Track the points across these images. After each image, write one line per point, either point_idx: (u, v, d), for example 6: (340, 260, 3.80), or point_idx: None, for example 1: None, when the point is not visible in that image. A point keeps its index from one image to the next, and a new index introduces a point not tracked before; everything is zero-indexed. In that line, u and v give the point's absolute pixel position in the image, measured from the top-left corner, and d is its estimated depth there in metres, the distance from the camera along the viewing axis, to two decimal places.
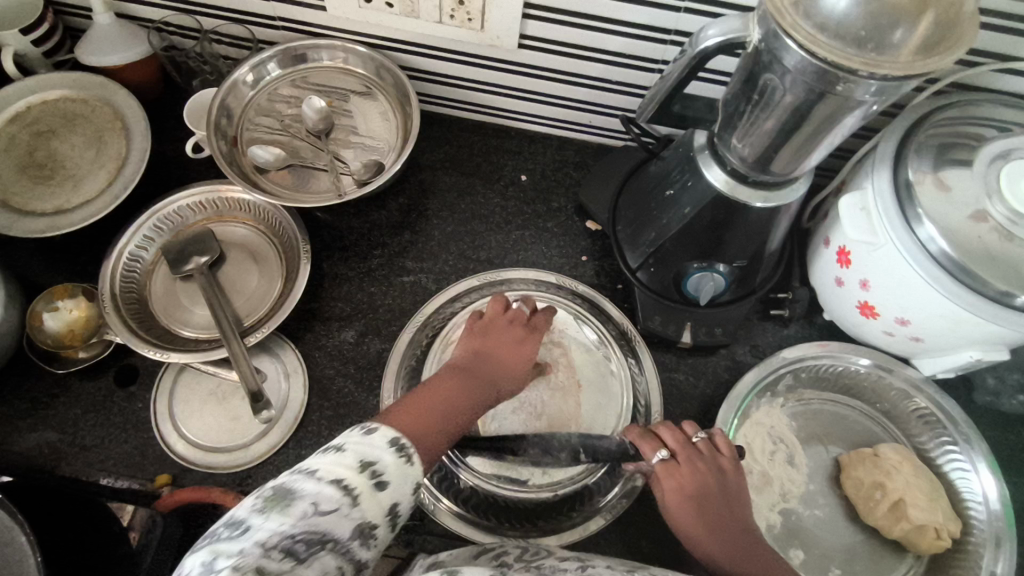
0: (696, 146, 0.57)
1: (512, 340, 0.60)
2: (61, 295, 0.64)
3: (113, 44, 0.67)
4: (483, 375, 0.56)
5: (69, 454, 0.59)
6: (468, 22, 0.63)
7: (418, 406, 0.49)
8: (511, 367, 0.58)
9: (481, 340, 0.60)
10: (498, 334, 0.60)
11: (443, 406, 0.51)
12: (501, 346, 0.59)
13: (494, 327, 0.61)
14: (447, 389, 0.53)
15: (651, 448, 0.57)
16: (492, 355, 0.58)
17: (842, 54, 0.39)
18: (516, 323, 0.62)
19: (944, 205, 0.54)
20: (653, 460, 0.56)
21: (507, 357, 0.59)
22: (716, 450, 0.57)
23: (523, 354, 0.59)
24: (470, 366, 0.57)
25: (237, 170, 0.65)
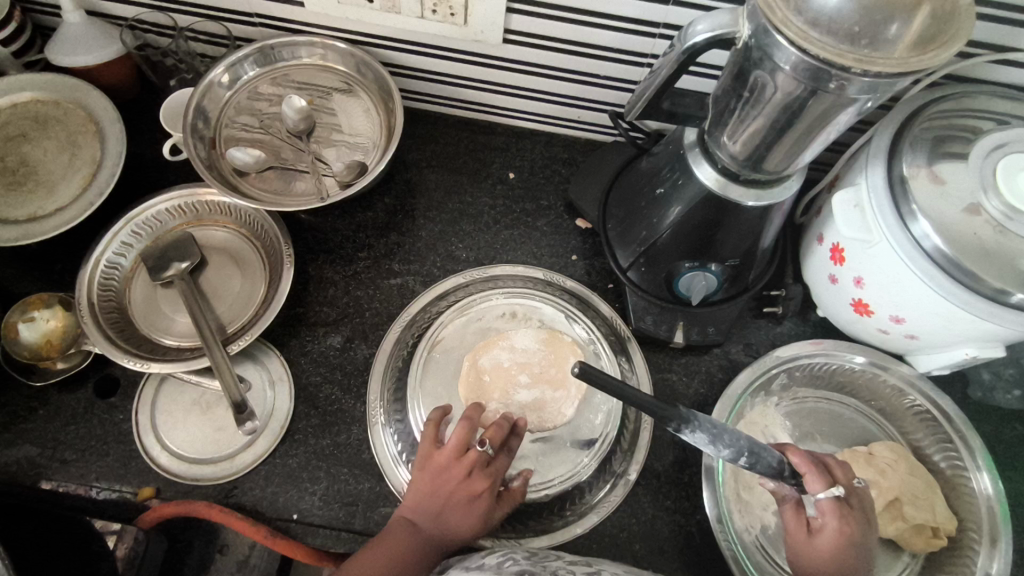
0: (686, 143, 0.55)
1: (463, 495, 0.53)
2: (37, 305, 0.62)
3: (84, 44, 0.65)
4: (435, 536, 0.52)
5: (49, 469, 0.58)
6: (450, 16, 0.61)
7: (368, 565, 0.50)
8: (458, 521, 0.52)
9: (434, 478, 0.53)
10: (446, 485, 0.53)
11: (393, 570, 0.50)
12: (451, 500, 0.53)
13: (443, 473, 0.54)
14: (395, 550, 0.51)
15: (819, 483, 0.51)
16: (448, 510, 0.52)
17: (835, 50, 0.37)
18: (466, 466, 0.53)
19: (938, 201, 0.53)
20: (820, 494, 0.51)
21: (464, 514, 0.52)
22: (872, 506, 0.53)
23: (472, 507, 0.53)
24: (430, 521, 0.52)
25: (216, 174, 0.63)
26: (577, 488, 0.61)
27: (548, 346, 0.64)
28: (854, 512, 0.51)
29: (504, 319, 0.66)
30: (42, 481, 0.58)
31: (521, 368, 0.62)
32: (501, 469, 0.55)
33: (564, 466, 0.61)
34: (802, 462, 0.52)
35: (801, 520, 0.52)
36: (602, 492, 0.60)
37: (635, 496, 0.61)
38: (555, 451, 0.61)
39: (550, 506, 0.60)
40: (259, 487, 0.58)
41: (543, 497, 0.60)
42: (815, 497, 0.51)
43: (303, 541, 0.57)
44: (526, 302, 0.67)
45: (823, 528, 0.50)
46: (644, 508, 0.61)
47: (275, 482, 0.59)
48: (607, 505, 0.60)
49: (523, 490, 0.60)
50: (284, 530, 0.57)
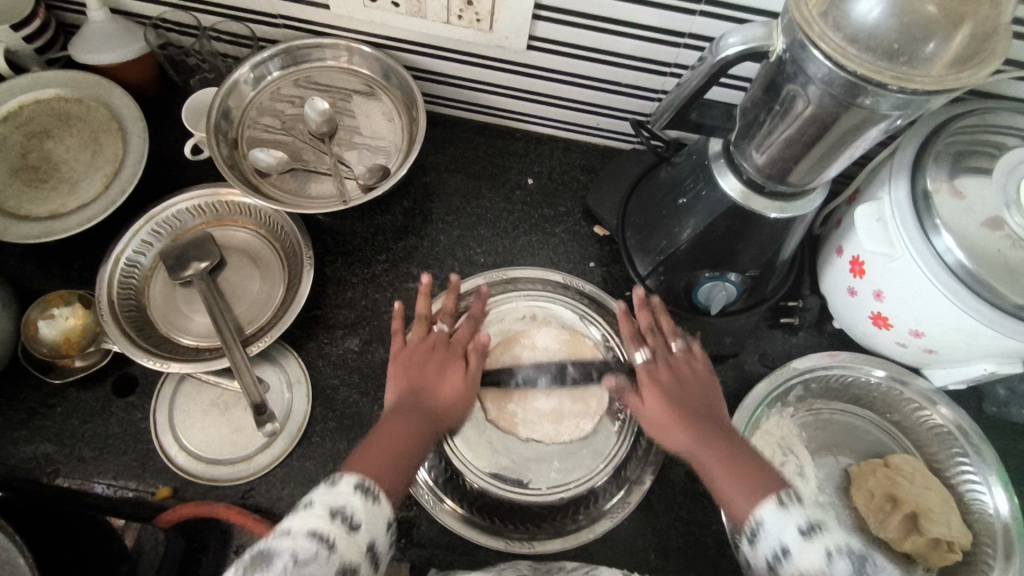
0: (712, 154, 0.56)
1: (433, 370, 0.58)
2: (56, 303, 0.61)
3: (108, 42, 0.65)
4: (421, 408, 0.55)
5: (67, 466, 0.58)
6: (476, 22, 0.61)
7: (373, 453, 0.48)
8: (439, 390, 0.57)
9: (407, 360, 0.58)
10: (420, 361, 0.58)
11: (400, 443, 0.51)
12: (427, 373, 0.57)
13: (414, 355, 0.59)
14: (399, 426, 0.52)
15: (633, 346, 0.62)
16: (429, 383, 0.57)
17: (872, 66, 0.37)
18: (431, 341, 0.60)
19: (961, 216, 0.54)
20: (636, 358, 0.61)
21: (444, 386, 0.57)
22: (694, 357, 0.61)
23: (446, 379, 0.58)
24: (416, 393, 0.56)
25: (238, 174, 0.64)
26: (593, 497, 0.61)
27: (569, 347, 0.65)
28: (680, 365, 0.60)
29: (523, 321, 0.66)
30: (59, 478, 0.58)
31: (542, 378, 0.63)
32: (464, 337, 0.61)
33: (581, 470, 0.61)
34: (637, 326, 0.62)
35: (642, 386, 0.59)
36: (616, 502, 0.60)
37: (650, 506, 0.61)
38: (572, 454, 0.61)
39: (566, 510, 0.60)
40: (276, 488, 0.58)
41: (559, 500, 0.60)
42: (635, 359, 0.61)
43: None
44: (542, 307, 0.67)
45: (660, 377, 0.59)
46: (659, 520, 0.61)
47: (291, 484, 0.59)
48: (623, 514, 0.60)
49: (540, 492, 0.60)
50: None
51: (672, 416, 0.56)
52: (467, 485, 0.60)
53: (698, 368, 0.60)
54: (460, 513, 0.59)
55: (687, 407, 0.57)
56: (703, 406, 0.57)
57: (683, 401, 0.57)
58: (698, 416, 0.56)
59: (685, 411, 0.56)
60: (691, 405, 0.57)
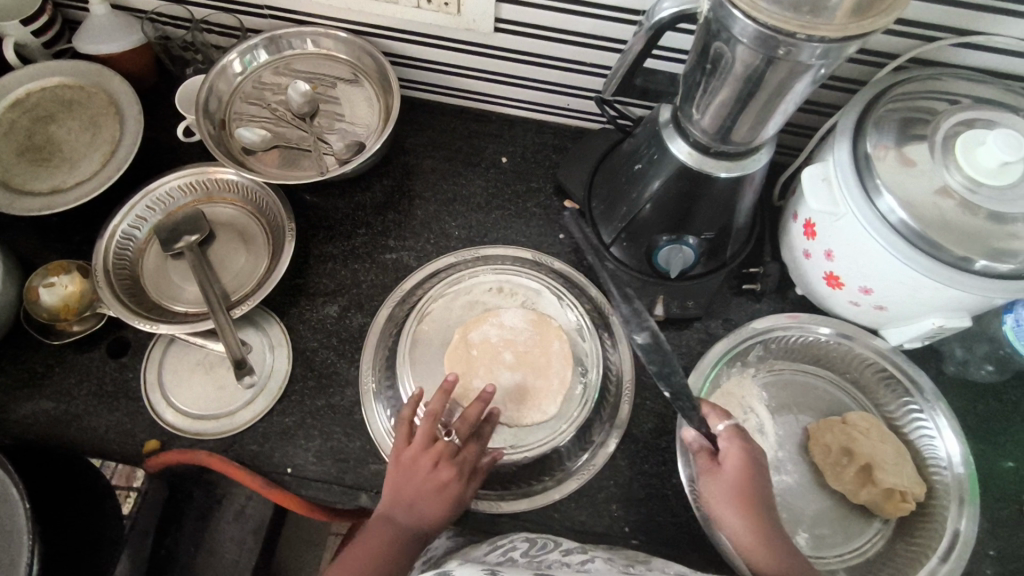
0: (661, 121, 0.59)
1: (428, 487, 0.55)
2: (57, 271, 0.66)
3: (109, 34, 0.70)
4: (407, 521, 0.54)
5: (62, 422, 0.62)
6: (444, 6, 0.65)
7: (353, 561, 0.52)
8: (427, 513, 0.54)
9: (405, 471, 0.56)
10: (416, 476, 0.55)
11: (377, 563, 0.52)
12: (421, 490, 0.55)
13: (415, 466, 0.56)
14: (374, 548, 0.53)
15: (717, 418, 0.58)
16: (422, 499, 0.55)
17: (782, 18, 0.41)
18: (433, 454, 0.56)
19: (901, 175, 0.56)
20: (717, 428, 0.57)
21: (437, 502, 0.55)
22: (750, 446, 0.55)
23: (440, 499, 0.55)
24: (404, 507, 0.54)
25: (224, 152, 0.68)
26: (559, 454, 0.63)
27: (535, 327, 0.67)
28: (743, 454, 0.54)
29: (493, 293, 0.70)
30: (56, 433, 0.62)
31: (508, 351, 0.65)
32: (471, 457, 0.58)
33: (545, 431, 0.64)
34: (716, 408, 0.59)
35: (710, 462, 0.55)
36: (578, 459, 0.63)
37: (614, 461, 0.64)
38: (537, 418, 0.64)
39: (531, 471, 0.63)
40: (257, 443, 0.62)
41: (523, 460, 0.63)
42: (715, 429, 0.57)
43: (296, 492, 0.60)
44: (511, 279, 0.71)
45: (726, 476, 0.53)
46: (622, 474, 0.63)
47: (270, 440, 0.62)
48: (586, 470, 0.62)
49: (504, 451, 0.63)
50: (278, 481, 0.60)
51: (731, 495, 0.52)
52: None
53: (756, 458, 0.54)
54: None
55: (751, 494, 0.52)
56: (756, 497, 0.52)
57: (743, 476, 0.53)
58: (757, 505, 0.51)
59: (735, 488, 0.52)
60: (749, 497, 0.52)
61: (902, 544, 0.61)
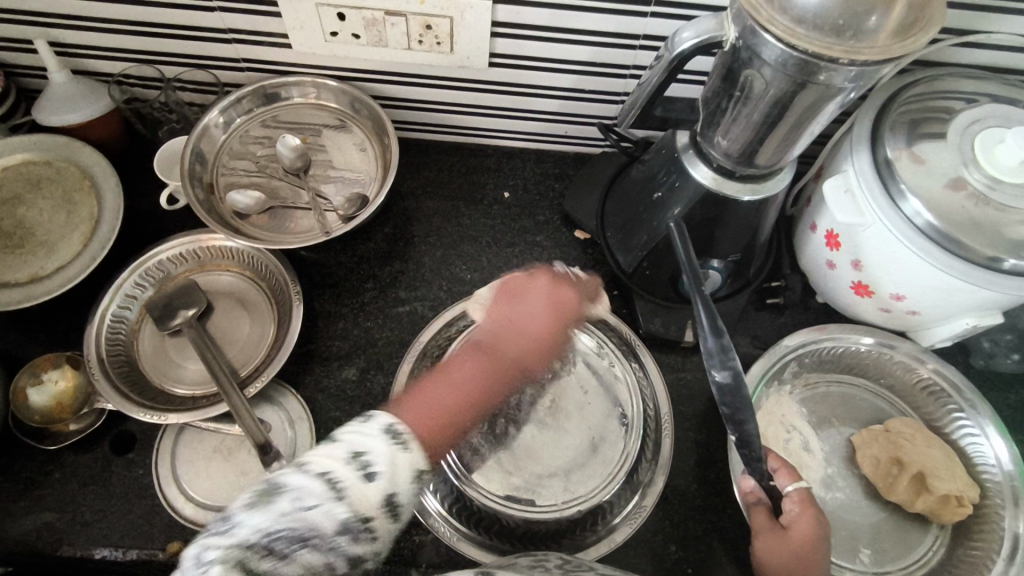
0: (679, 146, 0.57)
1: (552, 304, 0.58)
2: (45, 367, 0.61)
3: (75, 102, 0.65)
4: (507, 352, 0.56)
5: (70, 533, 0.57)
6: (437, 45, 0.62)
7: (420, 405, 0.48)
8: (535, 340, 0.57)
9: (513, 310, 0.58)
10: (524, 303, 0.58)
11: (461, 393, 0.52)
12: (534, 311, 0.58)
13: (525, 293, 0.59)
14: (449, 387, 0.52)
15: (788, 478, 0.55)
16: (526, 323, 0.58)
17: (822, 44, 0.39)
18: (545, 285, 0.59)
19: (925, 179, 0.55)
20: (786, 489, 0.54)
21: (543, 329, 0.58)
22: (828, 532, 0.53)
23: (550, 321, 0.58)
24: (508, 328, 0.57)
25: (217, 218, 0.64)
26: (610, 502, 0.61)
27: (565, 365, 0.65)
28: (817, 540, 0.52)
29: None
30: (63, 546, 0.56)
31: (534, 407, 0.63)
32: (575, 295, 0.60)
33: (596, 478, 0.61)
34: (779, 462, 0.56)
35: (769, 523, 0.54)
36: (630, 505, 0.60)
37: (666, 500, 0.61)
38: (585, 468, 0.61)
39: (583, 523, 0.60)
40: None
41: (576, 513, 0.60)
42: (783, 490, 0.54)
43: None
44: None
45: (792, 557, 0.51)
46: (675, 513, 0.61)
47: None
48: (638, 516, 0.60)
49: (557, 508, 0.60)
50: None
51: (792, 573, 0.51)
52: (481, 510, 0.60)
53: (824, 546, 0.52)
54: (470, 536, 0.59)
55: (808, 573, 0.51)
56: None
57: (807, 559, 0.51)
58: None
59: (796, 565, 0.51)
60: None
61: (962, 550, 0.60)
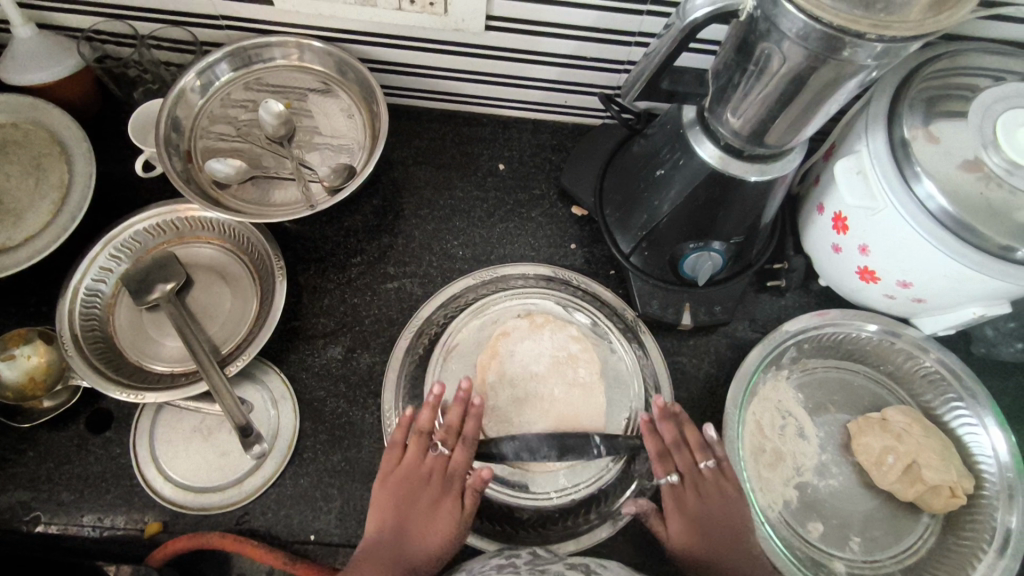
0: (685, 121, 0.54)
1: (429, 506, 0.54)
2: (16, 342, 0.57)
3: (40, 60, 0.60)
4: (393, 558, 0.51)
5: (47, 512, 0.55)
6: (429, 7, 0.58)
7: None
8: (424, 544, 0.52)
9: (403, 491, 0.54)
10: (413, 493, 0.54)
11: None
12: (417, 507, 0.54)
13: (410, 484, 0.55)
14: (376, 563, 0.50)
15: (660, 467, 0.57)
16: (412, 520, 0.53)
17: (849, 17, 0.37)
18: (424, 471, 0.55)
19: (941, 163, 0.53)
20: (661, 481, 0.57)
21: (433, 522, 0.53)
22: (725, 479, 0.57)
23: (435, 529, 0.53)
24: (401, 538, 0.52)
25: (195, 189, 0.60)
26: (602, 489, 0.60)
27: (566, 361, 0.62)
28: (709, 487, 0.57)
29: (519, 318, 0.64)
30: (41, 526, 0.55)
31: (535, 402, 0.60)
32: (463, 465, 0.55)
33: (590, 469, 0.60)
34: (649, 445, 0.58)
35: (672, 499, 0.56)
36: (623, 495, 0.59)
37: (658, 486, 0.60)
38: (581, 453, 0.60)
39: (576, 509, 0.59)
40: (272, 511, 0.56)
41: (570, 501, 0.59)
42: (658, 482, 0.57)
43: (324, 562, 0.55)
44: (530, 297, 0.66)
45: (685, 503, 0.56)
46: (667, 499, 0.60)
47: (286, 505, 0.57)
48: (632, 502, 0.59)
49: (551, 498, 0.59)
50: (302, 552, 0.56)
51: (703, 554, 0.54)
52: None
53: (730, 493, 0.56)
54: (464, 521, 0.57)
55: (711, 534, 0.55)
56: (730, 539, 0.55)
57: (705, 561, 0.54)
58: (721, 539, 0.55)
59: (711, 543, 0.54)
60: (716, 536, 0.55)
61: (953, 539, 0.60)
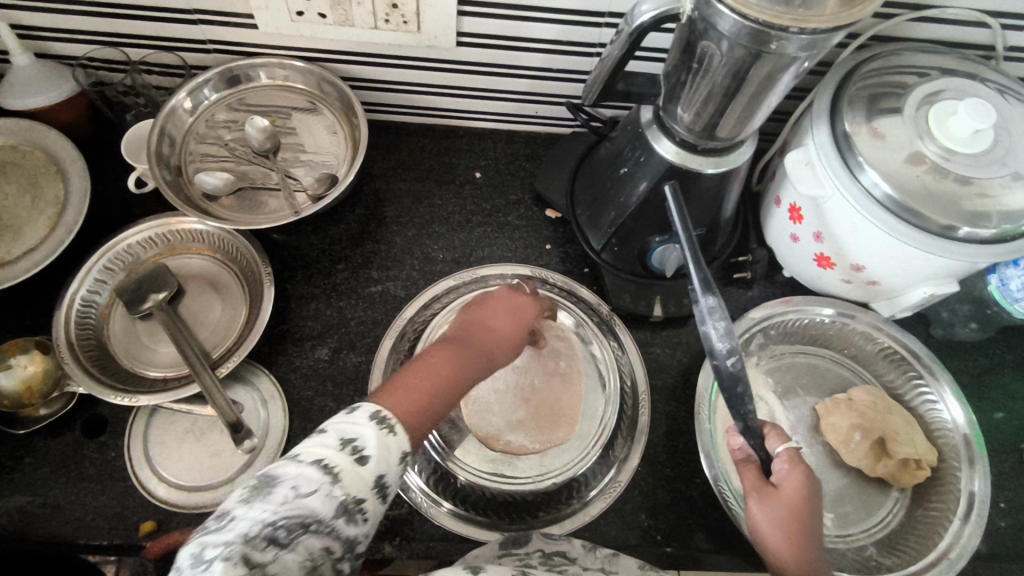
0: (643, 122, 0.58)
1: (510, 311, 0.59)
2: (13, 351, 0.60)
3: (37, 86, 0.64)
4: (475, 347, 0.54)
5: (41, 517, 0.57)
6: (403, 24, 0.62)
7: (415, 384, 0.48)
8: (501, 340, 0.57)
9: (484, 306, 0.59)
10: (492, 307, 0.59)
11: (431, 391, 0.48)
12: (497, 315, 0.59)
13: (491, 302, 0.60)
14: (449, 359, 0.52)
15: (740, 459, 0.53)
16: (495, 326, 0.57)
17: (773, 12, 0.41)
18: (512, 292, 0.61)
19: (882, 152, 0.57)
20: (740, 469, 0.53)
21: (504, 323, 0.58)
22: (803, 470, 0.50)
23: (512, 326, 0.58)
24: (481, 336, 0.55)
25: (185, 201, 0.64)
26: (583, 474, 0.62)
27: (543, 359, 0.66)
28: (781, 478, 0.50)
29: None
30: (35, 530, 0.56)
31: (515, 393, 0.64)
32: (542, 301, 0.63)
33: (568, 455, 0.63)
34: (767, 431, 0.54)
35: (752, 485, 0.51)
36: (603, 479, 0.62)
37: (637, 471, 0.63)
38: (559, 441, 0.63)
39: (558, 495, 0.61)
40: None
41: (550, 486, 0.61)
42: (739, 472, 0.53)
43: None
44: None
45: (759, 491, 0.50)
46: (646, 482, 0.62)
47: None
48: (612, 486, 0.61)
49: (531, 480, 0.62)
50: None
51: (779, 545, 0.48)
52: (457, 481, 0.61)
53: (806, 487, 0.49)
54: (455, 513, 0.59)
55: (786, 527, 0.48)
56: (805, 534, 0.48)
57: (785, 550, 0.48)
58: (795, 534, 0.48)
59: (790, 534, 0.48)
60: (790, 527, 0.48)
61: (922, 511, 0.62)
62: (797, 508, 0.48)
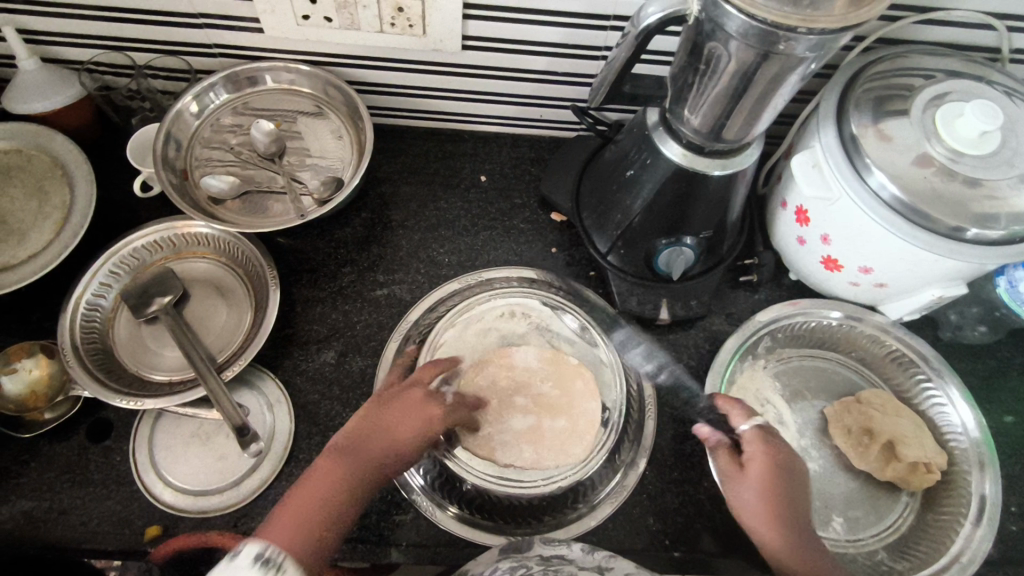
0: (650, 124, 0.58)
1: (419, 415, 0.55)
2: (18, 355, 0.60)
3: (43, 90, 0.64)
4: (371, 457, 0.51)
5: (47, 521, 0.56)
6: (409, 28, 0.62)
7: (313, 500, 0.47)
8: (398, 448, 0.53)
9: (377, 416, 0.54)
10: (392, 418, 0.55)
11: (315, 509, 0.47)
12: (393, 427, 0.54)
13: (392, 412, 0.55)
14: (336, 476, 0.49)
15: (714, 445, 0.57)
16: (396, 429, 0.54)
17: (781, 13, 0.41)
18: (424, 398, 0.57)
19: (890, 154, 0.56)
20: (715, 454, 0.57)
21: (406, 432, 0.54)
22: (768, 440, 0.55)
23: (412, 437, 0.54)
24: (357, 448, 0.52)
25: (192, 205, 0.64)
26: (590, 478, 0.61)
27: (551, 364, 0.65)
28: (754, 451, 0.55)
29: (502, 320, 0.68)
30: (40, 535, 0.56)
31: (522, 395, 0.63)
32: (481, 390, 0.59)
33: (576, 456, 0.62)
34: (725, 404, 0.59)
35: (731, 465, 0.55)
36: (610, 483, 0.61)
37: (644, 474, 0.62)
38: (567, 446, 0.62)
39: (565, 499, 0.61)
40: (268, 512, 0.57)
41: (557, 490, 0.61)
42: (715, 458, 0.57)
43: None
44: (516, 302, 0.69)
45: (736, 471, 0.55)
46: (654, 485, 0.62)
47: None
48: (618, 490, 0.61)
49: (535, 485, 0.60)
50: None
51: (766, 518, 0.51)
52: (464, 486, 0.61)
53: (776, 454, 0.55)
54: (461, 516, 0.59)
55: (770, 496, 0.52)
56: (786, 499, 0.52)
57: (771, 516, 0.52)
58: (780, 501, 0.52)
59: (774, 501, 0.52)
60: (772, 494, 0.53)
61: (932, 515, 0.61)
62: (767, 480, 0.53)
